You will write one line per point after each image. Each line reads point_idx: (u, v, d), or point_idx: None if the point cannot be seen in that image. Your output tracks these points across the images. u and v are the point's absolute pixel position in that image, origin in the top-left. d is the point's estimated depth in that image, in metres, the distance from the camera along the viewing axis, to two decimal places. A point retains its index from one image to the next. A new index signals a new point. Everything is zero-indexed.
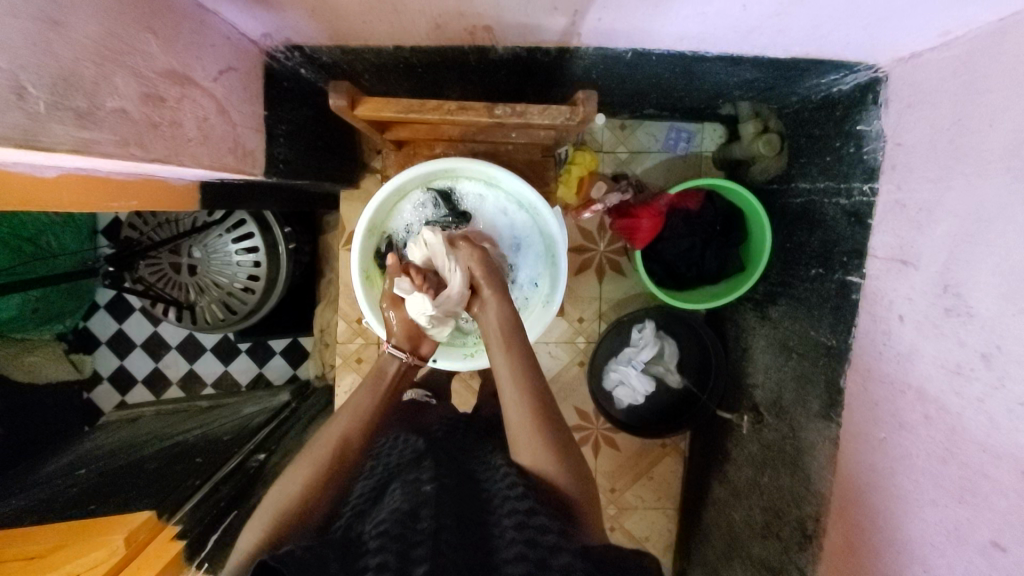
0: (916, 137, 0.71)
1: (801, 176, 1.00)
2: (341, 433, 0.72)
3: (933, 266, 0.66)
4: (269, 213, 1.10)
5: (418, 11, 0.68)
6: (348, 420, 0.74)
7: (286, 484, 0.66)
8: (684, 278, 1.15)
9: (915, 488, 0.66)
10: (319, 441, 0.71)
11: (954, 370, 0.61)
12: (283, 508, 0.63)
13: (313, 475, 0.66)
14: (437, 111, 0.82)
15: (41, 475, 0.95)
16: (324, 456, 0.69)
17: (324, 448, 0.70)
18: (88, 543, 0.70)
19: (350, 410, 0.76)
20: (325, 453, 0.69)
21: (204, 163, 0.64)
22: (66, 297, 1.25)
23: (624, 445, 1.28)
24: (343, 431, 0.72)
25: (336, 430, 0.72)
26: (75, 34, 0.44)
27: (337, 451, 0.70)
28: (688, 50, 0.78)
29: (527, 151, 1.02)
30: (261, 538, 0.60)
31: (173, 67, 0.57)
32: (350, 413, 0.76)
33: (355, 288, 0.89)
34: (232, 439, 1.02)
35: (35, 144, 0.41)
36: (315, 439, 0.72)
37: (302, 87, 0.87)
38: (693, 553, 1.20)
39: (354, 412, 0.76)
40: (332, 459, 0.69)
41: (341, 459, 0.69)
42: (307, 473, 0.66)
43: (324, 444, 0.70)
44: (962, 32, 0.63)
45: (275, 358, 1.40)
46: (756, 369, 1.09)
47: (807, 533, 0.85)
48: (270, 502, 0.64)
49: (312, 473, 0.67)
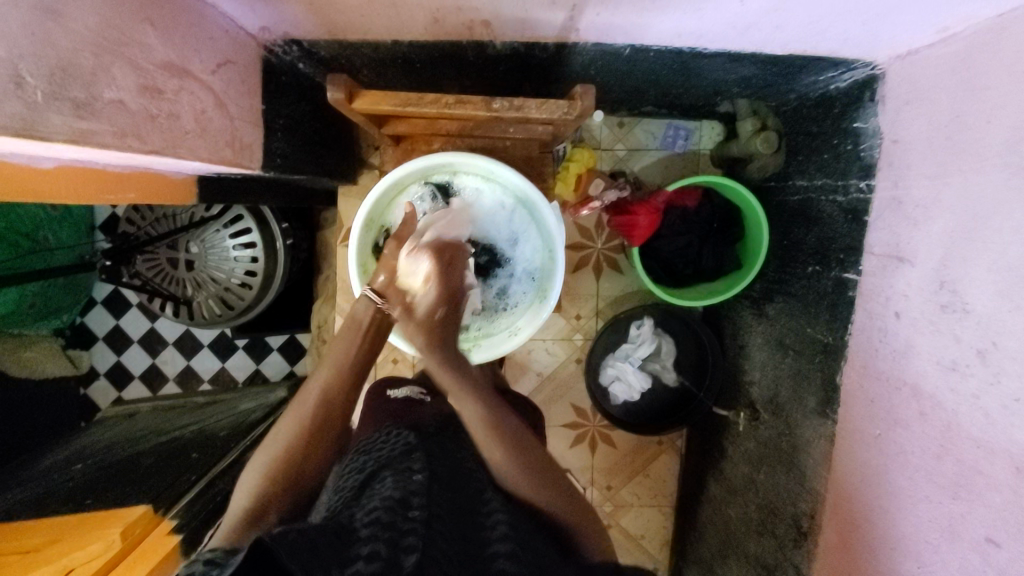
0: (913, 134, 0.71)
1: (798, 174, 1.00)
2: (322, 389, 0.73)
3: (929, 261, 0.66)
4: (266, 207, 1.11)
5: (418, 5, 0.68)
6: (328, 374, 0.75)
7: (272, 447, 0.68)
8: (682, 275, 1.16)
9: (909, 483, 0.66)
10: (302, 399, 0.72)
11: (949, 366, 0.61)
12: (269, 471, 0.66)
13: (296, 436, 0.69)
14: (436, 104, 0.82)
15: (37, 470, 0.95)
16: (306, 412, 0.71)
17: (305, 410, 0.71)
18: (84, 538, 0.70)
19: (330, 364, 0.76)
20: (308, 411, 0.71)
21: (201, 156, 0.64)
22: (63, 292, 1.24)
23: (621, 443, 1.28)
24: (325, 387, 0.73)
25: (317, 389, 0.73)
26: (73, 24, 0.44)
27: (319, 411, 0.71)
28: (687, 45, 0.78)
29: (525, 147, 1.03)
30: (252, 501, 0.63)
31: (171, 59, 0.57)
32: (330, 363, 0.76)
33: (352, 280, 0.88)
34: (229, 435, 1.02)
35: (33, 134, 0.41)
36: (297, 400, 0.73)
37: (301, 81, 0.87)
38: (688, 551, 1.21)
39: (332, 364, 0.76)
40: (314, 416, 0.70)
41: (323, 418, 0.71)
42: (290, 435, 0.69)
43: (306, 404, 0.72)
44: (959, 29, 0.63)
45: (272, 355, 1.40)
46: (753, 366, 1.09)
47: (802, 530, 0.85)
48: (261, 461, 0.67)
49: (295, 433, 0.69)
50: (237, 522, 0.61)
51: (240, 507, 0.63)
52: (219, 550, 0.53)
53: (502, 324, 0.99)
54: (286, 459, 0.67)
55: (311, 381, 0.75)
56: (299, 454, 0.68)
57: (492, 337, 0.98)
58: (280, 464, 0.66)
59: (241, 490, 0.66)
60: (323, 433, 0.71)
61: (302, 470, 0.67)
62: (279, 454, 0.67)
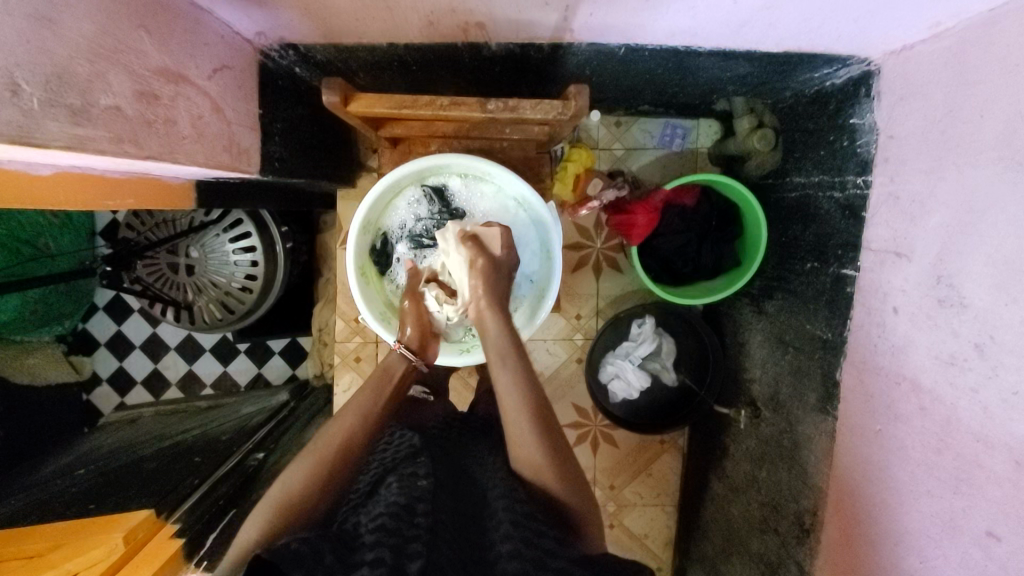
0: (908, 130, 0.72)
1: (795, 171, 1.00)
2: (342, 432, 0.72)
3: (925, 257, 0.67)
4: (265, 211, 1.11)
5: (410, 7, 0.68)
6: (350, 417, 0.74)
7: (284, 485, 0.65)
8: (681, 273, 1.16)
9: (910, 479, 0.66)
10: (320, 443, 0.70)
11: (948, 360, 0.61)
12: (282, 503, 0.63)
13: (314, 473, 0.66)
14: (430, 107, 0.82)
15: (40, 476, 0.95)
16: (325, 451, 0.69)
17: (324, 449, 0.69)
18: (88, 543, 0.70)
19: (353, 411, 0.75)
20: (326, 450, 0.69)
21: (200, 161, 0.64)
22: (64, 298, 1.25)
23: (623, 442, 1.28)
24: (346, 430, 0.72)
25: (339, 429, 0.72)
26: (68, 31, 0.44)
27: (338, 453, 0.69)
28: (681, 44, 0.78)
29: (522, 147, 1.04)
30: (259, 534, 0.60)
31: (167, 65, 0.57)
32: (352, 408, 0.76)
33: (351, 282, 0.89)
34: (232, 439, 1.02)
35: (30, 141, 0.41)
36: (318, 439, 0.71)
37: (297, 85, 0.87)
38: (693, 549, 1.20)
39: (354, 409, 0.75)
40: (333, 458, 0.68)
41: (341, 461, 0.69)
42: (308, 470, 0.66)
43: (324, 445, 0.70)
44: (952, 24, 0.63)
45: (274, 358, 1.40)
46: (753, 363, 1.09)
47: (804, 527, 0.85)
48: (271, 497, 0.64)
49: (312, 471, 0.66)
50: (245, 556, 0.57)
51: (247, 541, 0.60)
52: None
53: None
54: (300, 493, 0.64)
55: (330, 425, 0.73)
56: (313, 493, 0.64)
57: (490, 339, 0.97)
58: (290, 501, 0.63)
59: (253, 518, 0.63)
60: (343, 472, 0.68)
61: (315, 504, 0.64)
62: (295, 486, 0.64)
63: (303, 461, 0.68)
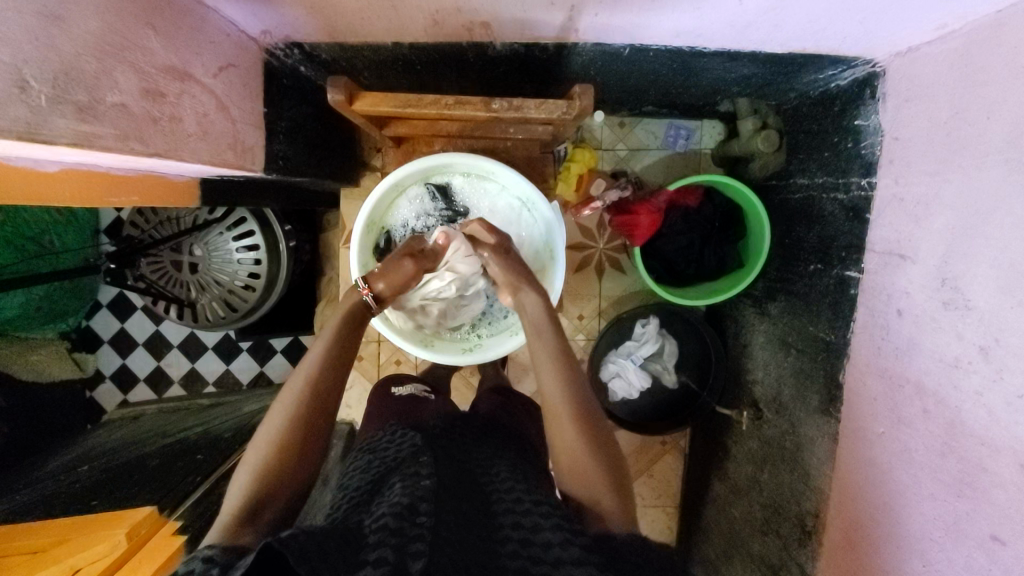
0: (913, 132, 0.71)
1: (800, 173, 1.00)
2: (306, 384, 0.71)
3: (930, 259, 0.66)
4: (269, 209, 1.12)
5: (417, 7, 0.68)
6: (312, 368, 0.73)
7: (261, 444, 0.66)
8: (684, 275, 1.16)
9: (914, 482, 0.65)
10: (286, 396, 0.70)
11: (952, 363, 0.61)
12: (264, 469, 0.64)
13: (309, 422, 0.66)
14: (435, 106, 0.82)
15: (44, 472, 0.96)
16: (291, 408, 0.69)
17: (288, 404, 0.69)
18: (91, 539, 0.70)
19: (314, 360, 0.74)
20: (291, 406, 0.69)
21: (204, 159, 0.64)
22: (68, 295, 1.26)
23: (625, 443, 1.28)
24: (309, 381, 0.72)
25: (302, 379, 0.72)
26: (76, 29, 0.44)
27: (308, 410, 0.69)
28: (686, 45, 0.78)
29: (526, 147, 1.04)
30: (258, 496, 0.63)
31: (173, 63, 0.57)
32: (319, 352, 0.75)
33: (353, 281, 0.89)
34: (234, 436, 1.03)
35: (37, 137, 0.41)
36: (283, 393, 0.71)
37: (302, 84, 0.88)
38: (694, 551, 1.20)
39: (316, 358, 0.74)
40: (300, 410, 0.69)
41: (310, 412, 0.69)
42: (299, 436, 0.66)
43: (290, 399, 0.70)
44: (958, 26, 0.63)
45: (276, 357, 1.40)
46: (756, 365, 1.09)
47: (807, 529, 0.85)
48: (248, 464, 0.65)
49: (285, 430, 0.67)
50: (231, 521, 0.59)
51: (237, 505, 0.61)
52: (217, 549, 0.53)
53: (504, 326, 1.00)
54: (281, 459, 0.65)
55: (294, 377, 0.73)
56: (290, 457, 0.66)
57: (493, 336, 0.99)
58: (269, 466, 0.64)
59: (235, 487, 0.64)
60: (314, 426, 0.69)
61: (295, 463, 0.66)
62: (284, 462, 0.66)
63: (271, 422, 0.68)
